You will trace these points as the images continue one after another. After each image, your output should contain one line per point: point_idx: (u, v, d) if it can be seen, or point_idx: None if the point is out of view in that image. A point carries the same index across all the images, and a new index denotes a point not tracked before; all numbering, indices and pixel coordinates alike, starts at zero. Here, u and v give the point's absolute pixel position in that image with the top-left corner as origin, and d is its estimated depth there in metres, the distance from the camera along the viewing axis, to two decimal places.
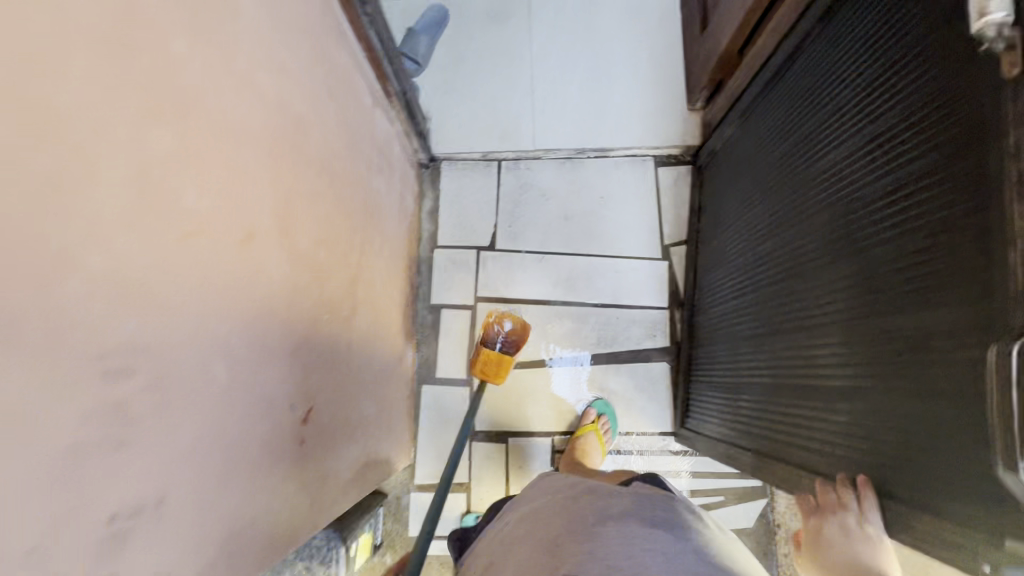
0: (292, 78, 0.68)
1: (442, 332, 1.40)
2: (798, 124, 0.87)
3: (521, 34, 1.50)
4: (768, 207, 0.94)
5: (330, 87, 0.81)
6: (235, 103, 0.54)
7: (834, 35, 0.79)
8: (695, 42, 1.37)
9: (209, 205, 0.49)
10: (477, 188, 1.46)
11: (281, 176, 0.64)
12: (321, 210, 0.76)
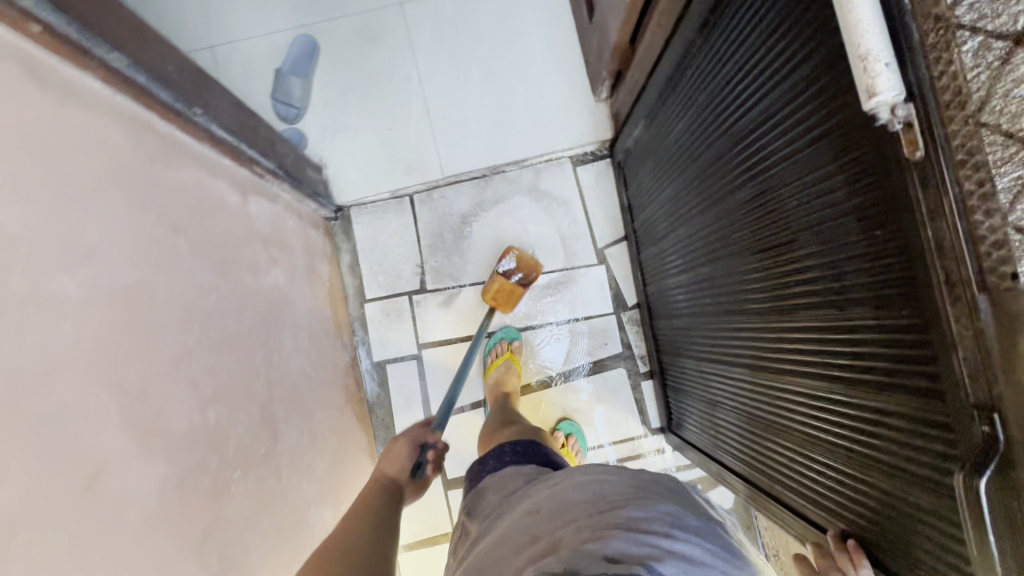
0: (113, 248, 0.58)
1: (392, 389, 1.34)
2: (707, 144, 0.81)
3: (402, 53, 1.37)
4: (696, 229, 0.89)
5: (175, 220, 0.71)
6: (26, 344, 0.45)
7: (718, 52, 0.73)
8: (587, 30, 1.27)
9: (19, 488, 0.42)
10: (393, 229, 1.37)
11: (129, 373, 0.56)
12: (199, 368, 0.68)
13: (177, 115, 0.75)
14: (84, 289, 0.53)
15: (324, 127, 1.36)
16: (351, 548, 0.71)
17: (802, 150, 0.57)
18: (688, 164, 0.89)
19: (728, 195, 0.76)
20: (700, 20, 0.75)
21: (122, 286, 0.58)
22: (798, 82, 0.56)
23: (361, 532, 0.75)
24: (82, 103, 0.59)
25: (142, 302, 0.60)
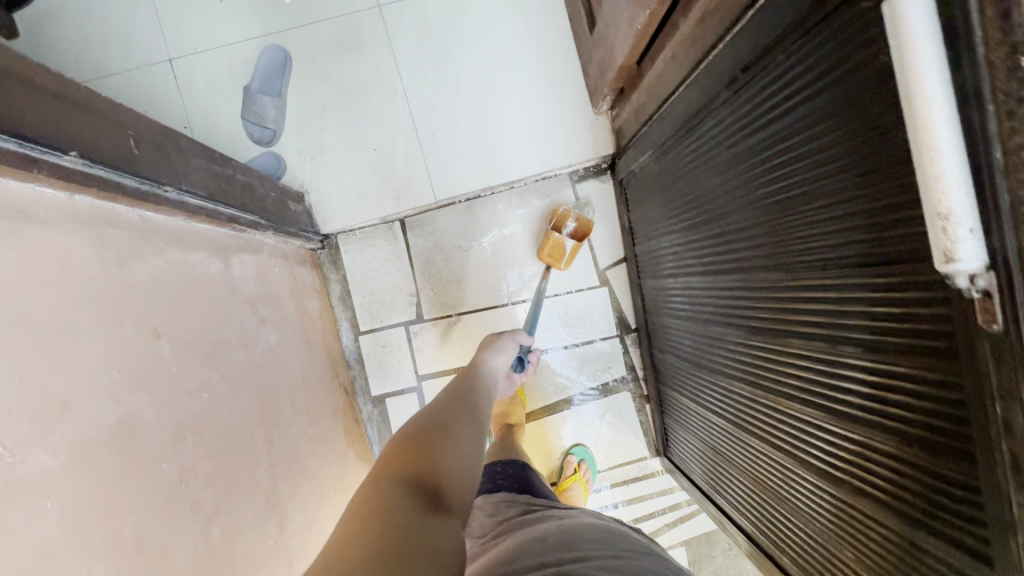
0: (95, 387, 0.52)
1: (393, 421, 1.32)
2: (729, 200, 0.77)
3: (386, 65, 1.27)
4: (709, 280, 0.88)
5: (158, 320, 0.65)
6: (4, 550, 0.40)
7: (746, 116, 0.68)
8: (587, 40, 1.17)
9: None
10: (385, 257, 1.30)
11: (126, 527, 0.51)
12: (198, 484, 0.63)
13: (147, 199, 0.67)
14: (62, 455, 0.47)
15: (305, 150, 1.26)
16: (458, 428, 0.73)
17: (844, 250, 0.55)
18: (702, 216, 0.86)
19: (750, 259, 0.74)
20: (730, 73, 0.69)
21: (105, 428, 0.52)
22: (844, 181, 0.53)
23: (466, 417, 0.77)
24: (36, 223, 0.51)
25: (130, 435, 0.55)
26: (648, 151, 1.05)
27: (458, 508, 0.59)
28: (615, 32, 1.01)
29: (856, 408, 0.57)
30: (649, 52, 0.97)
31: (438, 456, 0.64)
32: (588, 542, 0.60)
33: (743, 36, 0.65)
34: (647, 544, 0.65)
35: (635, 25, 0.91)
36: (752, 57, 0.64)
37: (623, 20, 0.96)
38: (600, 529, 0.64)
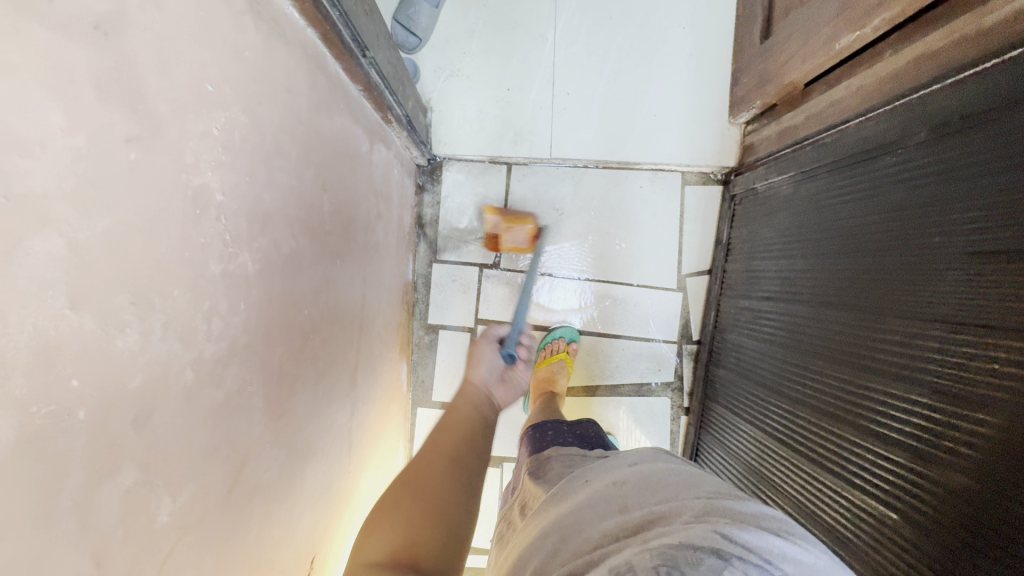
0: (285, 213, 0.53)
1: (440, 354, 1.34)
2: (870, 233, 0.78)
3: (544, 11, 1.27)
4: (801, 298, 0.94)
5: (327, 176, 0.65)
6: (213, 331, 0.41)
7: (937, 164, 0.69)
8: (752, 49, 1.16)
9: (190, 494, 0.39)
10: (483, 195, 1.30)
11: (273, 354, 0.52)
12: (317, 339, 0.65)
13: (347, 59, 0.68)
14: (257, 265, 0.48)
15: (441, 68, 1.26)
16: (483, 416, 0.70)
17: (1001, 307, 0.57)
18: (819, 240, 0.91)
19: (857, 286, 0.79)
20: (938, 117, 0.69)
21: (282, 256, 0.53)
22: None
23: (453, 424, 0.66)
24: (283, 40, 0.52)
25: (292, 271, 0.56)
26: (786, 173, 1.05)
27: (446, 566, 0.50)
28: (795, 47, 1.00)
29: (954, 453, 0.60)
30: (827, 77, 0.96)
31: (457, 453, 0.61)
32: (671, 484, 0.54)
33: (975, 84, 0.65)
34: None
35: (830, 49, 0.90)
36: (976, 107, 0.64)
37: (813, 38, 0.95)
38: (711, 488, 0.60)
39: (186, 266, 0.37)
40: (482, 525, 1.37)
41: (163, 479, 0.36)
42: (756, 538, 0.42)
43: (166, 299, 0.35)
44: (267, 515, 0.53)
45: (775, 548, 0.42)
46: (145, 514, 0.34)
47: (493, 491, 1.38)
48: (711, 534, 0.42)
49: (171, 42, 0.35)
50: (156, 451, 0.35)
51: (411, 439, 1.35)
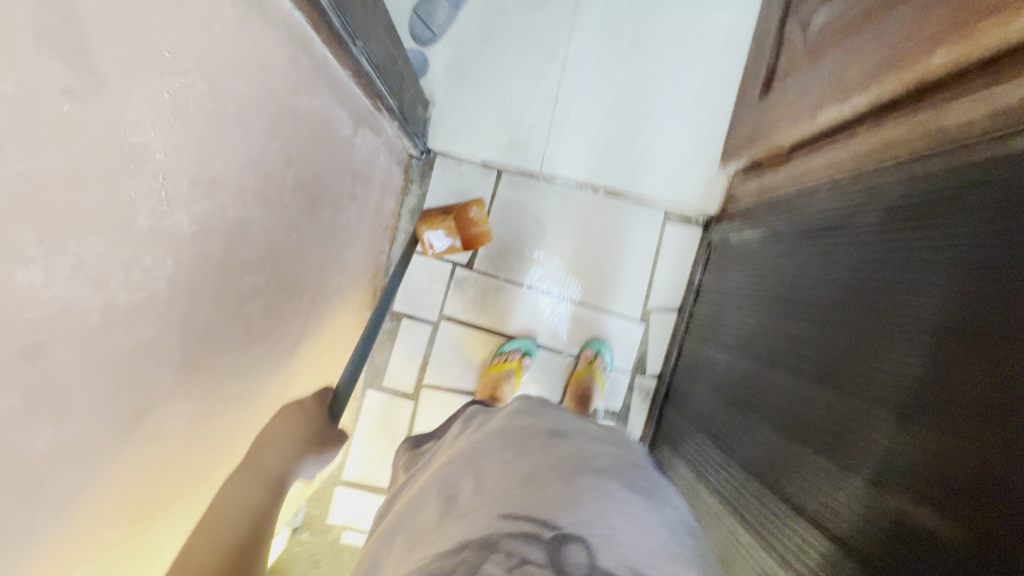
0: (237, 180, 0.55)
1: (398, 341, 1.36)
2: (828, 305, 0.79)
3: (561, 29, 1.30)
4: (756, 355, 0.96)
5: (294, 152, 0.68)
6: (132, 280, 0.43)
7: (881, 247, 0.71)
8: (751, 104, 1.19)
9: (76, 427, 0.41)
10: (469, 195, 1.33)
11: (201, 311, 0.54)
12: (257, 305, 0.67)
13: (337, 44, 0.70)
14: (196, 225, 0.50)
15: (450, 67, 1.29)
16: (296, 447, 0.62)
17: (930, 398, 0.56)
18: (781, 301, 0.93)
19: (805, 352, 0.81)
20: (897, 200, 0.71)
21: (226, 221, 0.55)
22: (963, 338, 0.54)
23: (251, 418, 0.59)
24: (263, 19, 0.54)
25: (236, 238, 0.58)
26: (759, 231, 1.07)
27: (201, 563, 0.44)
28: (786, 111, 1.03)
29: (860, 532, 0.62)
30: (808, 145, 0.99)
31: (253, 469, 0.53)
32: (496, 458, 0.63)
33: (931, 175, 0.66)
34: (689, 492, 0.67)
35: (815, 119, 0.93)
36: (921, 201, 0.66)
37: (801, 106, 0.98)
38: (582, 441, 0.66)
39: (111, 216, 0.39)
40: None
41: (46, 411, 0.38)
42: (537, 510, 0.52)
43: (81, 243, 0.37)
44: (162, 468, 0.54)
45: (560, 515, 0.51)
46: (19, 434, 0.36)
47: None
48: (506, 524, 0.51)
49: (132, 6, 0.37)
50: (42, 384, 0.37)
51: (355, 418, 1.38)
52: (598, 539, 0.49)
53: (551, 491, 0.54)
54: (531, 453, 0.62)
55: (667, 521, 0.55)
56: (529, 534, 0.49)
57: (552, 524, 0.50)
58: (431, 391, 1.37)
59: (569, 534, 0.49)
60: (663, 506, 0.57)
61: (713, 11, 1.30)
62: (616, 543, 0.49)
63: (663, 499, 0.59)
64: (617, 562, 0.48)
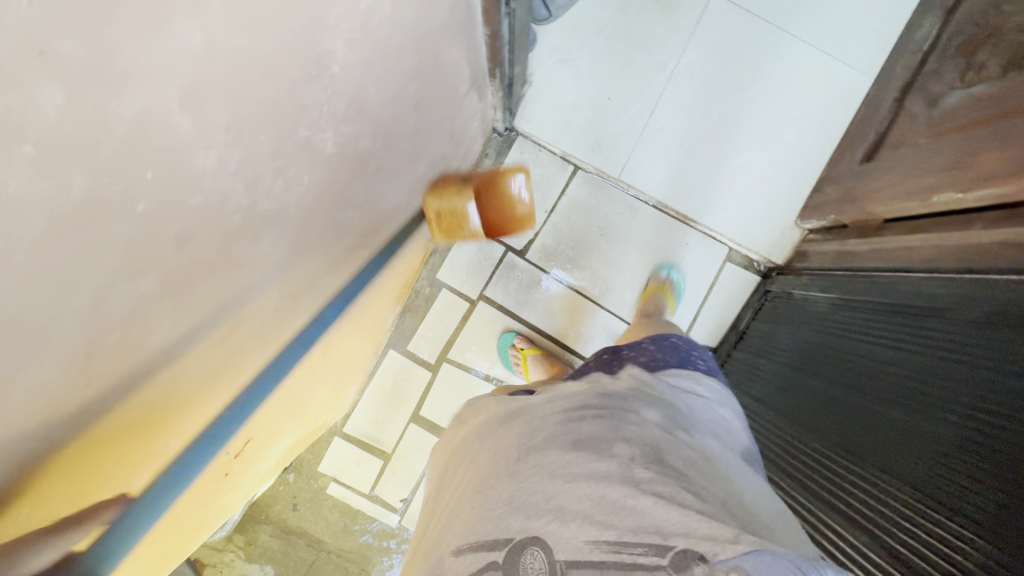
0: (378, 112, 0.53)
1: (432, 311, 1.36)
2: (884, 387, 0.78)
3: (676, 43, 1.27)
4: (794, 414, 0.97)
5: (422, 99, 0.65)
6: (275, 190, 0.41)
7: (957, 345, 0.71)
8: (849, 165, 1.16)
9: (188, 326, 0.39)
10: (541, 184, 1.31)
11: (309, 235, 0.52)
12: (347, 241, 0.65)
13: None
14: (335, 149, 0.48)
15: (556, 51, 1.27)
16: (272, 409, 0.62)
17: (976, 507, 0.56)
18: (828, 366, 0.93)
19: (846, 421, 0.82)
20: (994, 307, 0.68)
21: (356, 153, 0.53)
22: (1013, 464, 0.54)
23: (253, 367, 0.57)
24: None
25: (355, 172, 0.56)
26: (829, 293, 1.05)
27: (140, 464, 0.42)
28: (888, 183, 1.01)
29: None
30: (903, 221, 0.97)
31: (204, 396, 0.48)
32: (488, 442, 0.71)
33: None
34: (668, 419, 0.65)
35: (925, 198, 0.90)
36: (1005, 308, 0.66)
37: (908, 181, 0.96)
38: (539, 410, 0.70)
39: (283, 119, 0.37)
40: (399, 481, 1.40)
41: (175, 301, 0.36)
42: (485, 527, 0.58)
43: (253, 139, 0.35)
44: (232, 386, 0.53)
45: (509, 521, 0.57)
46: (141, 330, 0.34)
47: (422, 457, 1.39)
48: (463, 564, 0.58)
49: None
50: (180, 279, 0.35)
51: (371, 375, 1.38)
52: (545, 532, 0.54)
53: (501, 490, 0.60)
54: (491, 440, 0.70)
55: (620, 471, 0.55)
56: (487, 564, 0.56)
57: (506, 538, 0.56)
58: (451, 366, 1.38)
59: (519, 543, 0.55)
60: (614, 450, 0.58)
61: (831, 62, 1.27)
62: (569, 526, 0.53)
63: (615, 442, 0.59)
64: (579, 545, 0.51)
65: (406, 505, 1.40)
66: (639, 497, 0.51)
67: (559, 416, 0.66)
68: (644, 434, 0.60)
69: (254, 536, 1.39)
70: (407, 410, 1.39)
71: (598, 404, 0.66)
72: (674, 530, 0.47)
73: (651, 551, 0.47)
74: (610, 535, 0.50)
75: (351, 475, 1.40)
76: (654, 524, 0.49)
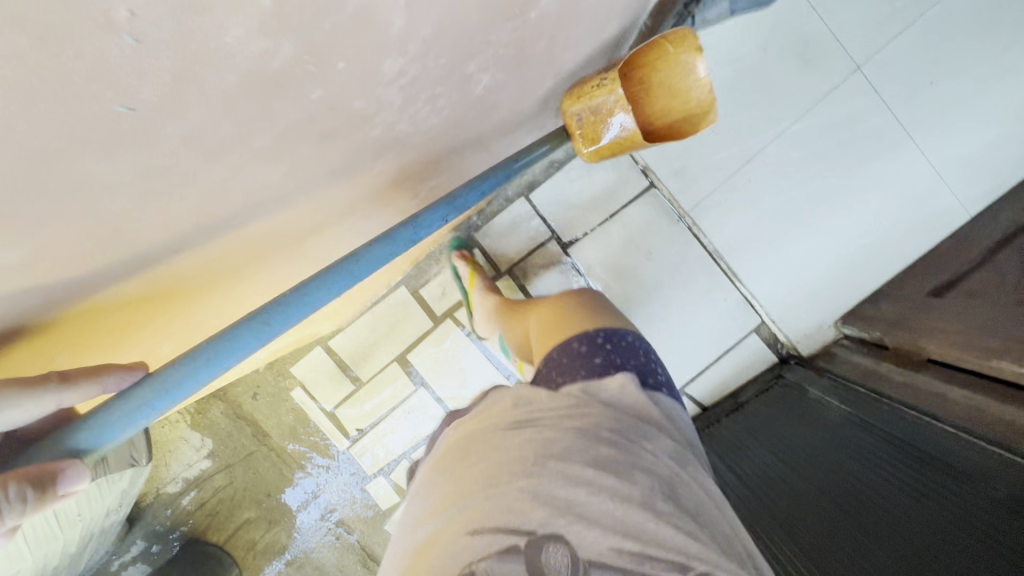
0: (502, 36, 0.52)
1: (454, 265, 1.33)
2: (870, 519, 0.78)
3: (800, 104, 1.23)
4: (774, 506, 0.96)
5: (550, 50, 0.64)
6: (381, 50, 0.41)
7: (958, 504, 0.71)
8: (912, 288, 1.14)
9: (249, 141, 0.39)
10: (609, 187, 1.30)
11: (391, 128, 0.52)
12: (419, 158, 0.64)
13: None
14: (451, 47, 0.48)
15: None
16: (256, 259, 0.57)
17: None
18: (820, 472, 0.93)
19: (826, 533, 0.82)
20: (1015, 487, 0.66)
21: (437, 59, 0.48)
22: None
23: (267, 243, 0.56)
24: None
25: (460, 88, 0.55)
26: (846, 406, 1.04)
27: (102, 307, 0.44)
28: (949, 324, 0.97)
29: None
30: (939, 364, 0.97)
31: (194, 265, 0.48)
32: (489, 440, 0.61)
33: None
34: (682, 450, 0.67)
35: (968, 344, 0.90)
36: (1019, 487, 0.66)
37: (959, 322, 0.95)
38: (546, 415, 0.63)
39: None
40: (362, 410, 1.40)
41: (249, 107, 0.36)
42: (507, 517, 0.52)
43: None
44: (249, 244, 0.53)
45: (532, 516, 0.53)
46: (126, 135, 0.31)
47: (392, 396, 1.39)
48: (480, 545, 0.51)
49: None
50: (262, 85, 0.35)
51: (372, 302, 1.35)
52: (568, 530, 0.53)
53: (521, 487, 0.54)
54: (495, 440, 0.61)
55: (644, 497, 0.56)
56: (507, 548, 0.51)
57: (529, 530, 0.52)
58: (453, 325, 1.36)
59: (541, 536, 0.52)
60: (638, 477, 0.58)
61: (938, 184, 1.22)
62: (595, 529, 0.53)
63: (637, 468, 0.59)
64: (602, 551, 0.52)
65: (359, 435, 1.41)
66: (661, 524, 0.54)
67: (571, 428, 0.61)
68: (663, 466, 0.61)
69: (206, 408, 1.40)
70: (393, 348, 1.37)
71: (614, 427, 0.63)
72: (694, 555, 0.53)
73: (668, 566, 0.52)
74: (635, 547, 0.52)
75: (319, 387, 1.39)
76: (678, 552, 0.53)
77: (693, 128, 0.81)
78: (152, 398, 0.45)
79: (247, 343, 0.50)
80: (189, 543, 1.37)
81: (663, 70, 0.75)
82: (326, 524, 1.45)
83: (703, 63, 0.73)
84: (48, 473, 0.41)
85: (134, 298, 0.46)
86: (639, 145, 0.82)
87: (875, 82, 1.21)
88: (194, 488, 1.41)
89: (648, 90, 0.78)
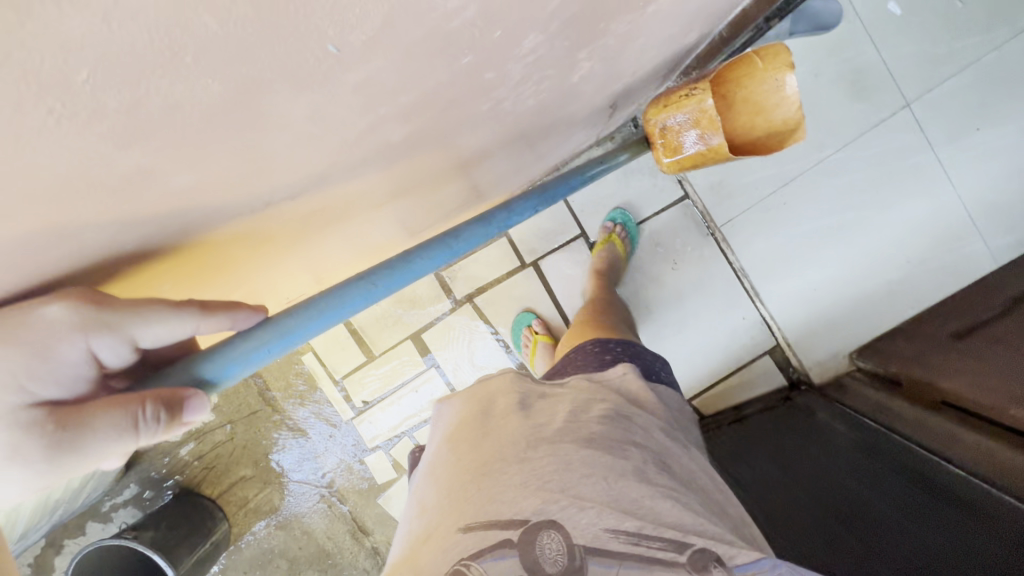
0: (612, 29, 0.53)
1: (480, 252, 1.34)
2: (877, 532, 0.78)
3: (848, 133, 1.23)
4: (768, 510, 0.94)
5: (642, 47, 0.64)
6: (523, 28, 0.41)
7: (966, 524, 0.73)
8: (937, 326, 1.15)
9: (389, 104, 0.39)
10: (646, 193, 1.30)
11: (492, 106, 0.52)
12: (498, 139, 0.64)
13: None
14: (571, 36, 0.48)
15: None
16: (326, 221, 0.57)
17: None
18: (822, 491, 0.93)
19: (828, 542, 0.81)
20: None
21: (559, 43, 0.48)
22: None
23: (341, 209, 0.57)
24: None
25: (563, 75, 0.56)
26: (853, 433, 1.05)
27: (217, 242, 0.44)
28: (970, 367, 0.97)
29: None
30: (944, 410, 0.98)
31: (302, 212, 0.49)
32: (481, 425, 0.62)
33: None
34: (671, 426, 0.68)
35: (980, 380, 0.92)
36: None
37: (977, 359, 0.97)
38: (536, 401, 0.64)
39: None
40: (370, 383, 1.41)
41: (406, 70, 0.36)
42: (500, 509, 0.52)
43: None
44: (328, 208, 0.53)
45: (525, 504, 0.52)
46: (309, 86, 0.31)
47: (401, 374, 1.40)
48: (470, 540, 0.50)
49: None
50: (426, 51, 0.36)
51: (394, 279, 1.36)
52: (563, 516, 0.52)
53: (512, 473, 0.54)
54: (487, 424, 0.61)
55: (636, 471, 0.56)
56: (501, 543, 0.50)
57: (521, 519, 0.51)
58: (471, 310, 1.37)
59: (534, 525, 0.52)
60: (627, 453, 0.58)
61: (970, 230, 1.22)
62: (589, 511, 0.53)
63: (627, 445, 0.59)
64: (597, 532, 0.52)
65: (364, 407, 1.42)
66: (654, 499, 0.54)
67: (563, 412, 0.62)
68: (650, 441, 0.62)
69: None
70: (409, 326, 1.37)
71: (605, 407, 0.63)
72: (690, 528, 0.53)
73: (664, 544, 0.52)
74: (631, 526, 0.52)
75: (330, 355, 1.40)
76: (674, 523, 0.53)
77: (776, 144, 0.84)
78: (270, 340, 0.48)
79: (355, 302, 0.55)
80: (182, 493, 1.38)
81: (751, 85, 0.81)
82: (319, 491, 1.45)
83: (792, 78, 0.77)
84: (177, 398, 0.42)
85: (242, 238, 0.46)
86: (721, 158, 0.83)
87: (923, 121, 1.22)
88: (194, 440, 1.42)
89: (733, 105, 0.84)
